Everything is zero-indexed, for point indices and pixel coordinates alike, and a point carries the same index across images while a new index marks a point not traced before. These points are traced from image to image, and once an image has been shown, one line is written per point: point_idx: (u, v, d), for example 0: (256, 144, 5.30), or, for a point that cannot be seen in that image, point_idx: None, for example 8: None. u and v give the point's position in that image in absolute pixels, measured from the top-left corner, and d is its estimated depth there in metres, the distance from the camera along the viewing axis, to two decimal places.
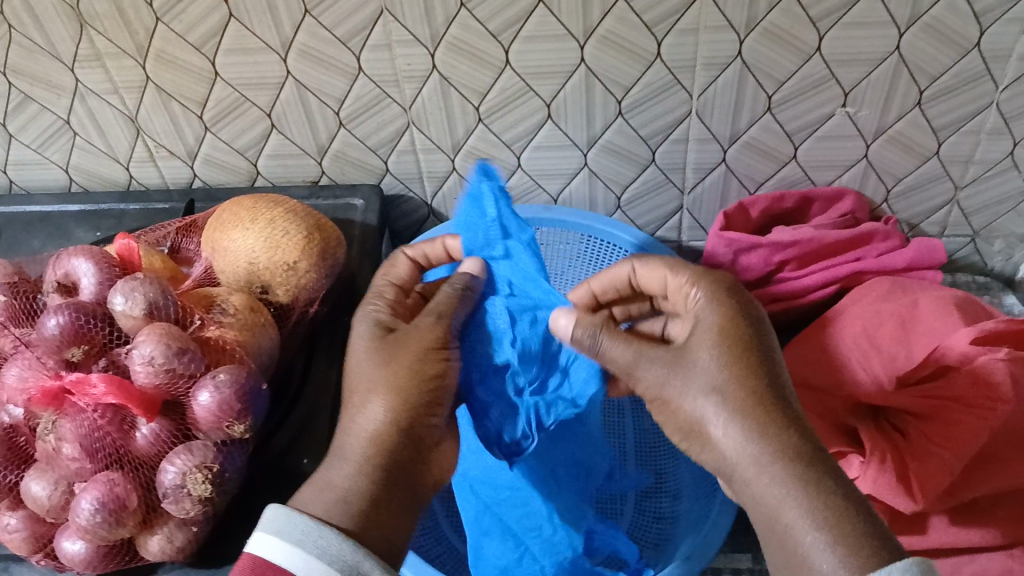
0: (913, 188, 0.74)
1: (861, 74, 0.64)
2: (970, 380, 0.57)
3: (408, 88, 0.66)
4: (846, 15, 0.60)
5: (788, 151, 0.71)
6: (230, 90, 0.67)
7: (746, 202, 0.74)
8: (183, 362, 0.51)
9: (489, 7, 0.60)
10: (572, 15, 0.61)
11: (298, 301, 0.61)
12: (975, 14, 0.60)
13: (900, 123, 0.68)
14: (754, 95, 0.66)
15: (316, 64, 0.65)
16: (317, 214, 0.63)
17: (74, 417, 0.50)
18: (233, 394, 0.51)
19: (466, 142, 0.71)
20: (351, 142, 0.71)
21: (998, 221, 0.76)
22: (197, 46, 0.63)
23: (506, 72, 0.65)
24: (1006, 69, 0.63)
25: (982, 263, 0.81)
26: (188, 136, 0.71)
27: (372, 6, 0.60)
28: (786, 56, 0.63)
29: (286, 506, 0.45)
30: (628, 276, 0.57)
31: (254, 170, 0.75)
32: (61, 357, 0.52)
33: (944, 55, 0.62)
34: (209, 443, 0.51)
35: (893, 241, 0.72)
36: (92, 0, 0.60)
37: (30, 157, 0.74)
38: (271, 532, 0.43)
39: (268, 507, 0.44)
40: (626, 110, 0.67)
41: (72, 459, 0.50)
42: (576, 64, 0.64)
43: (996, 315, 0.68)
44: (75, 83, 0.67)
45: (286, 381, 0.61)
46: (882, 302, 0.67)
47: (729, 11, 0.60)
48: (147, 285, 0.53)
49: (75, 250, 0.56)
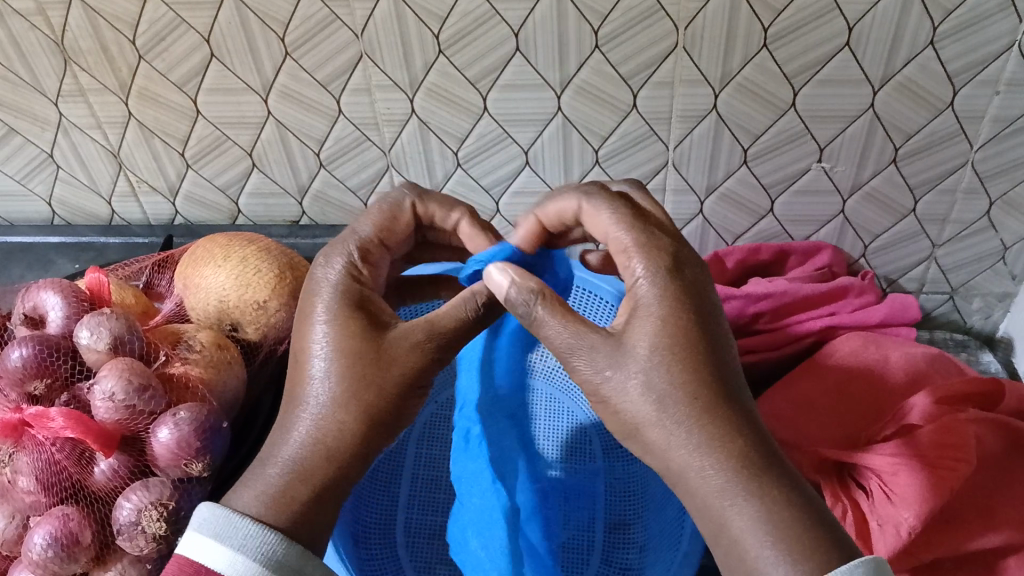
0: (890, 245, 0.74)
1: (835, 131, 0.65)
2: (933, 440, 0.58)
3: (388, 132, 0.67)
4: (821, 73, 0.61)
5: (765, 205, 0.71)
6: (211, 129, 0.68)
7: (722, 253, 0.74)
8: (144, 399, 0.51)
9: (467, 53, 0.61)
10: (549, 65, 0.61)
11: (267, 339, 0.61)
12: (948, 75, 0.60)
13: (876, 180, 0.68)
14: (729, 148, 0.66)
15: (297, 106, 0.66)
16: (291, 253, 0.64)
17: (31, 451, 0.51)
18: (192, 432, 0.51)
19: (445, 186, 0.72)
20: (331, 182, 0.72)
21: (976, 280, 0.76)
22: (179, 85, 0.64)
23: (484, 118, 0.65)
24: (980, 130, 0.64)
25: (961, 321, 0.81)
26: (170, 173, 0.72)
27: (352, 50, 0.61)
28: (760, 111, 0.63)
29: (221, 507, 0.42)
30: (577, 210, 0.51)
31: (236, 209, 0.75)
32: (24, 390, 0.52)
33: (918, 115, 0.63)
34: (167, 481, 0.51)
35: (868, 298, 0.73)
36: (76, 37, 0.61)
37: (14, 189, 0.75)
38: (209, 535, 0.41)
39: (204, 508, 0.42)
40: (604, 158, 0.68)
41: (27, 492, 0.51)
42: (553, 112, 0.65)
43: (970, 372, 0.68)
44: (59, 117, 0.67)
45: (253, 416, 0.61)
46: (854, 357, 0.67)
47: (704, 65, 0.60)
48: (113, 320, 0.54)
49: (45, 283, 0.57)
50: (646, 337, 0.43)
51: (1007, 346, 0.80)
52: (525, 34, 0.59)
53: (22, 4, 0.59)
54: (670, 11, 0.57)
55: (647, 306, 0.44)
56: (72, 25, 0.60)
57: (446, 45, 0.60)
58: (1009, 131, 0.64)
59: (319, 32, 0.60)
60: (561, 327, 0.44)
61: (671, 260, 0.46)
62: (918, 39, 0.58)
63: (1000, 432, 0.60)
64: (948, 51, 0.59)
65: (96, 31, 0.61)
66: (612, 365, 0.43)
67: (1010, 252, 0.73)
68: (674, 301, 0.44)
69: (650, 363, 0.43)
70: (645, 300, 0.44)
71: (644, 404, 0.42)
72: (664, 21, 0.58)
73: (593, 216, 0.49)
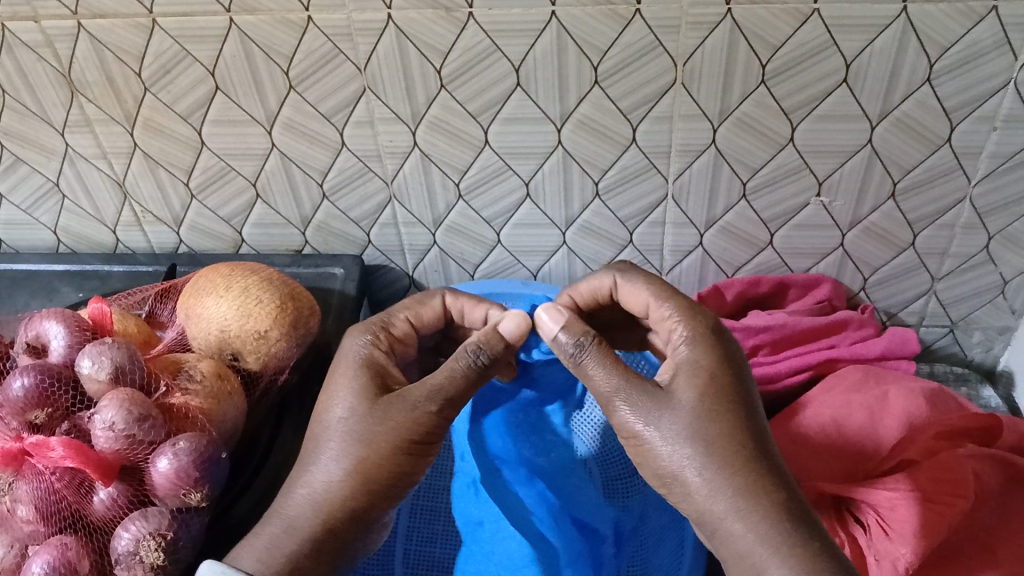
0: (889, 279, 0.74)
1: (834, 165, 0.65)
2: (932, 475, 0.58)
3: (390, 164, 0.68)
4: (818, 108, 0.61)
5: (765, 238, 0.71)
6: (216, 159, 0.68)
7: (722, 285, 0.74)
8: (144, 428, 0.51)
9: (469, 87, 0.62)
10: (549, 99, 0.62)
11: (268, 369, 0.61)
12: (945, 111, 0.61)
13: (875, 215, 0.68)
14: (728, 182, 0.67)
15: (300, 138, 0.66)
16: (293, 284, 0.64)
17: (31, 479, 0.52)
18: (191, 462, 0.51)
19: (447, 218, 0.72)
20: (334, 214, 0.73)
21: (976, 314, 0.76)
22: (184, 116, 0.65)
23: (486, 151, 0.66)
24: (978, 166, 0.64)
25: (961, 354, 0.80)
26: (174, 203, 0.73)
27: (355, 84, 0.62)
28: (758, 146, 0.64)
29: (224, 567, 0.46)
30: (611, 287, 0.59)
31: (239, 238, 0.76)
32: (24, 419, 0.53)
33: (915, 150, 0.63)
34: (165, 510, 0.51)
35: (868, 330, 0.73)
36: (83, 69, 0.62)
37: (19, 217, 0.75)
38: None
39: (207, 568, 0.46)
40: (603, 191, 0.69)
41: (26, 521, 0.51)
42: (554, 145, 0.65)
43: (970, 408, 0.68)
44: (65, 147, 0.68)
45: (251, 447, 0.61)
46: (853, 392, 0.67)
47: (703, 101, 0.61)
48: (115, 349, 0.54)
49: (49, 312, 0.58)
50: (693, 392, 0.49)
51: (1007, 379, 0.80)
52: (525, 69, 0.60)
53: (31, 36, 0.60)
54: (668, 47, 0.58)
55: (692, 363, 0.51)
56: (79, 57, 0.61)
57: (447, 79, 0.61)
58: (1006, 167, 0.64)
59: (322, 66, 0.61)
60: (614, 373, 0.50)
61: (715, 328, 0.53)
62: (915, 76, 0.59)
63: (1000, 468, 0.60)
64: (945, 88, 0.59)
65: (103, 64, 0.61)
66: (659, 413, 0.49)
67: (1010, 286, 0.73)
68: (709, 367, 0.50)
69: (689, 417, 0.48)
70: (689, 359, 0.51)
71: (687, 453, 0.48)
72: (663, 57, 0.58)
73: (632, 296, 0.58)
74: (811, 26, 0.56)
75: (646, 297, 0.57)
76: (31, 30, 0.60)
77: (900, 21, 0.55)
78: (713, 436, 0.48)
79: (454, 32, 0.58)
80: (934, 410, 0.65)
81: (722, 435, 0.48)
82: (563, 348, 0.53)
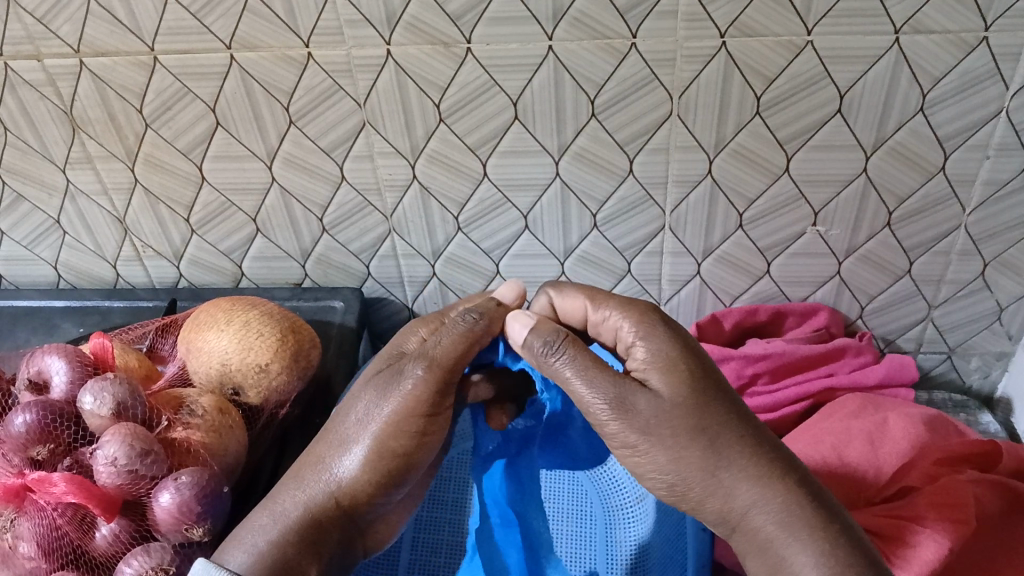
0: (886, 306, 0.74)
1: (829, 195, 0.66)
2: (931, 501, 0.58)
3: (389, 197, 0.68)
4: (813, 138, 0.62)
5: (762, 266, 0.72)
6: (216, 194, 0.69)
7: (719, 314, 0.75)
8: (146, 464, 0.51)
9: (467, 121, 0.62)
10: (547, 132, 0.63)
11: (268, 402, 0.61)
12: (938, 140, 0.61)
13: (871, 242, 0.69)
14: (724, 212, 0.67)
15: (300, 172, 0.67)
16: (293, 316, 0.65)
17: (33, 515, 0.51)
18: (193, 497, 0.51)
19: (446, 249, 0.73)
20: (334, 246, 0.73)
21: (973, 339, 0.77)
22: (185, 152, 0.66)
23: (484, 183, 0.67)
24: (972, 193, 0.65)
25: (960, 381, 0.81)
26: (174, 238, 0.73)
27: (354, 119, 0.63)
28: (755, 177, 0.65)
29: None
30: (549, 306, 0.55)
31: (239, 272, 0.76)
32: (26, 455, 0.53)
33: (910, 178, 0.64)
34: (167, 545, 0.51)
35: (866, 357, 0.74)
36: (85, 106, 0.63)
37: (21, 254, 0.76)
38: None
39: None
40: (601, 222, 0.69)
41: (27, 558, 0.51)
42: (552, 177, 0.66)
43: (971, 433, 0.68)
44: (66, 183, 0.69)
45: (253, 480, 0.61)
46: (852, 419, 0.68)
47: (698, 132, 0.62)
48: (117, 385, 0.54)
49: (51, 348, 0.58)
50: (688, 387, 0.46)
51: (1006, 406, 0.80)
52: (523, 103, 0.61)
53: (33, 75, 0.61)
54: (664, 80, 0.59)
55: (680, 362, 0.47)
56: (81, 94, 0.62)
57: (446, 113, 0.62)
58: (1000, 194, 0.65)
59: (323, 100, 0.61)
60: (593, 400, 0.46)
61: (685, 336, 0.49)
62: (908, 105, 0.59)
63: (1001, 493, 0.60)
64: (938, 117, 0.60)
65: (104, 102, 0.62)
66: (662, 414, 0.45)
67: (1006, 312, 0.74)
68: (682, 373, 0.47)
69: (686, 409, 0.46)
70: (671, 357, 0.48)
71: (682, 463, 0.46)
72: (659, 90, 0.59)
73: (569, 306, 0.54)
74: (805, 57, 0.57)
75: (584, 303, 0.53)
76: (34, 69, 0.61)
77: (892, 52, 0.56)
78: (692, 457, 0.46)
79: (453, 67, 0.59)
80: (932, 437, 0.66)
81: (697, 432, 0.46)
82: (533, 351, 0.48)
